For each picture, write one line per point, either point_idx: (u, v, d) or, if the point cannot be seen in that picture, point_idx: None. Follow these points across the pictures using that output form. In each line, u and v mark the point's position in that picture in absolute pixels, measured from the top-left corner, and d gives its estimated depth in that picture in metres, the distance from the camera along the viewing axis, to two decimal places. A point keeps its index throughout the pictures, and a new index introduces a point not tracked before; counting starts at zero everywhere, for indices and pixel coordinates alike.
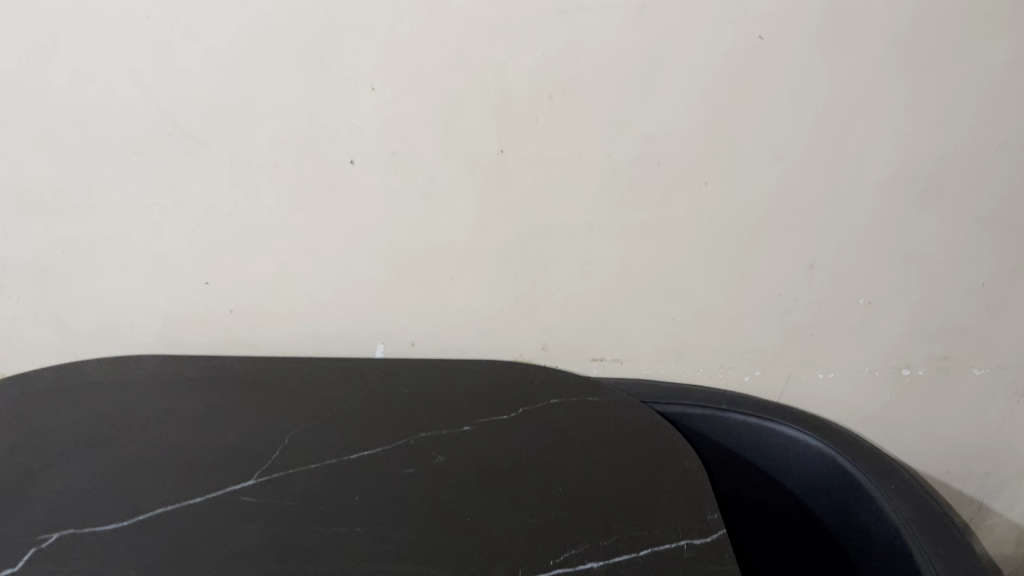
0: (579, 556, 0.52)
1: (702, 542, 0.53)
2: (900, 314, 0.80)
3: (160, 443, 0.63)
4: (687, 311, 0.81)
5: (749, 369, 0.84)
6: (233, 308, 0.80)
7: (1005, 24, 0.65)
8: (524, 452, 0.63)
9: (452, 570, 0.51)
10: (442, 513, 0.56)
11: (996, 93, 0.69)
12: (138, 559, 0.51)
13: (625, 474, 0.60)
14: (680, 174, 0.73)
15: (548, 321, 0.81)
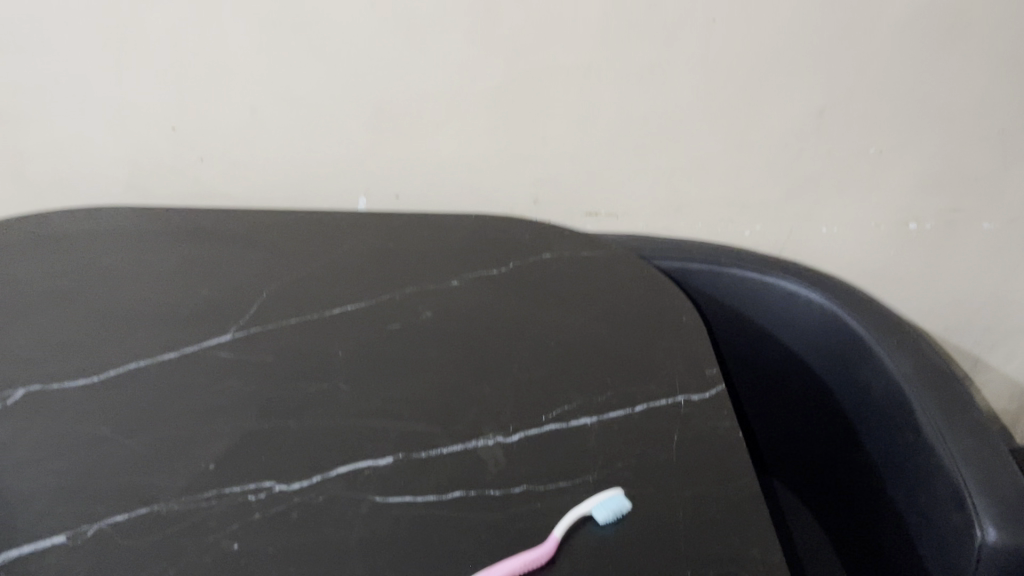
0: (571, 413, 0.50)
1: (699, 399, 0.51)
2: (911, 165, 0.76)
3: (129, 297, 0.60)
4: (687, 162, 0.76)
5: (750, 224, 0.81)
6: (203, 157, 0.75)
7: None
8: (515, 308, 0.60)
9: (439, 428, 0.49)
10: (429, 370, 0.54)
11: None
12: (111, 415, 0.49)
13: (621, 330, 0.58)
14: (685, 9, 0.66)
15: (540, 172, 0.77)
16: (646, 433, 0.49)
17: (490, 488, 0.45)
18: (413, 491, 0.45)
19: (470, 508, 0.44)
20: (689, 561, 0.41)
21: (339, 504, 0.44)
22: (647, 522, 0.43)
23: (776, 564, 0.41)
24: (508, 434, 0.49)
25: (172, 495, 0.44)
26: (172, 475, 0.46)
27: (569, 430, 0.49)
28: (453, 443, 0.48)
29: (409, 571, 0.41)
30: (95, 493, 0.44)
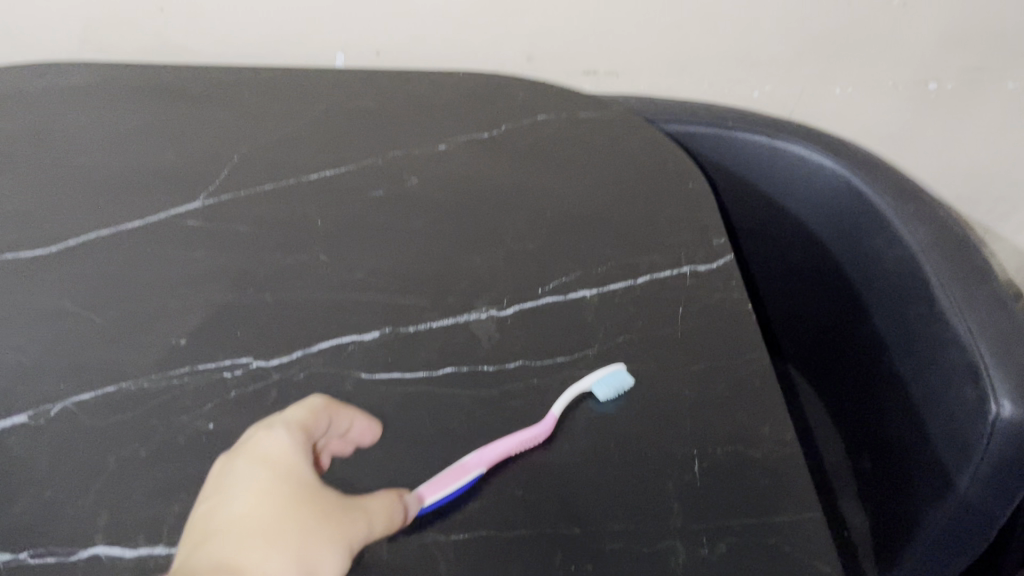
0: (569, 285, 0.47)
1: (706, 269, 0.48)
2: (937, 18, 0.70)
3: (88, 162, 0.55)
4: (695, 15, 0.70)
5: (759, 85, 0.75)
6: (163, 8, 0.68)
7: None
8: (508, 174, 0.56)
9: (428, 300, 0.46)
10: (416, 239, 0.50)
11: None
12: (73, 288, 0.46)
13: (622, 196, 0.54)
14: None
15: (534, 26, 0.71)
16: (650, 306, 0.45)
17: (483, 364, 0.42)
18: (401, 368, 0.42)
19: (462, 386, 0.41)
20: (696, 437, 0.39)
21: (321, 381, 0.41)
22: (651, 399, 0.40)
23: (788, 441, 0.38)
24: (502, 308, 0.45)
25: (140, 372, 0.41)
26: (139, 351, 0.42)
27: (567, 303, 0.46)
28: (444, 316, 0.45)
29: (399, 451, 0.38)
30: (57, 371, 0.41)
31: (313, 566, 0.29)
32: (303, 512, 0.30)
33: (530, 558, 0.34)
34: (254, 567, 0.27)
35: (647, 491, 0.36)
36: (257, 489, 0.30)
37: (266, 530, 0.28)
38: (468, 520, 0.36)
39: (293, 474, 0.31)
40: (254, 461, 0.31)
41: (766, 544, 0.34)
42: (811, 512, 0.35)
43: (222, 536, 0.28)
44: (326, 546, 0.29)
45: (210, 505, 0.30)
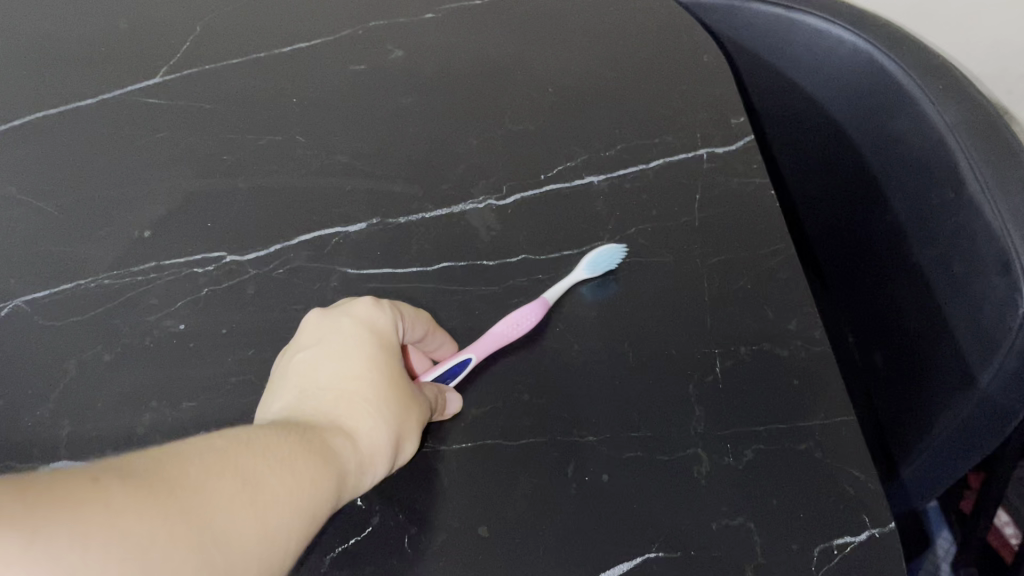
0: (575, 171, 0.43)
1: (725, 152, 0.43)
2: None
3: (31, 30, 0.49)
4: None
5: None
6: None
7: None
8: (504, 46, 0.50)
9: (419, 188, 0.42)
10: (404, 118, 0.45)
11: None
12: (21, 175, 0.41)
13: (632, 72, 0.49)
14: None
15: None
16: (664, 193, 0.41)
17: (482, 259, 0.39)
18: (392, 263, 0.38)
19: (459, 283, 0.38)
20: (716, 337, 0.35)
21: (303, 277, 0.37)
22: (667, 295, 0.37)
23: (817, 341, 0.35)
24: (501, 196, 0.41)
25: (101, 268, 0.37)
26: (98, 245, 0.38)
27: (572, 191, 0.41)
28: (438, 206, 0.41)
29: None
30: (8, 268, 0.37)
31: (404, 442, 0.29)
32: (403, 386, 0.30)
33: (539, 469, 0.31)
34: (362, 430, 0.28)
35: (665, 394, 0.33)
36: (363, 356, 0.30)
37: (373, 397, 0.29)
38: (471, 428, 0.33)
39: (394, 348, 0.31)
40: (359, 323, 0.31)
41: (795, 450, 0.32)
42: (843, 417, 0.32)
43: (327, 395, 0.28)
44: (416, 427, 0.30)
45: (310, 363, 0.30)
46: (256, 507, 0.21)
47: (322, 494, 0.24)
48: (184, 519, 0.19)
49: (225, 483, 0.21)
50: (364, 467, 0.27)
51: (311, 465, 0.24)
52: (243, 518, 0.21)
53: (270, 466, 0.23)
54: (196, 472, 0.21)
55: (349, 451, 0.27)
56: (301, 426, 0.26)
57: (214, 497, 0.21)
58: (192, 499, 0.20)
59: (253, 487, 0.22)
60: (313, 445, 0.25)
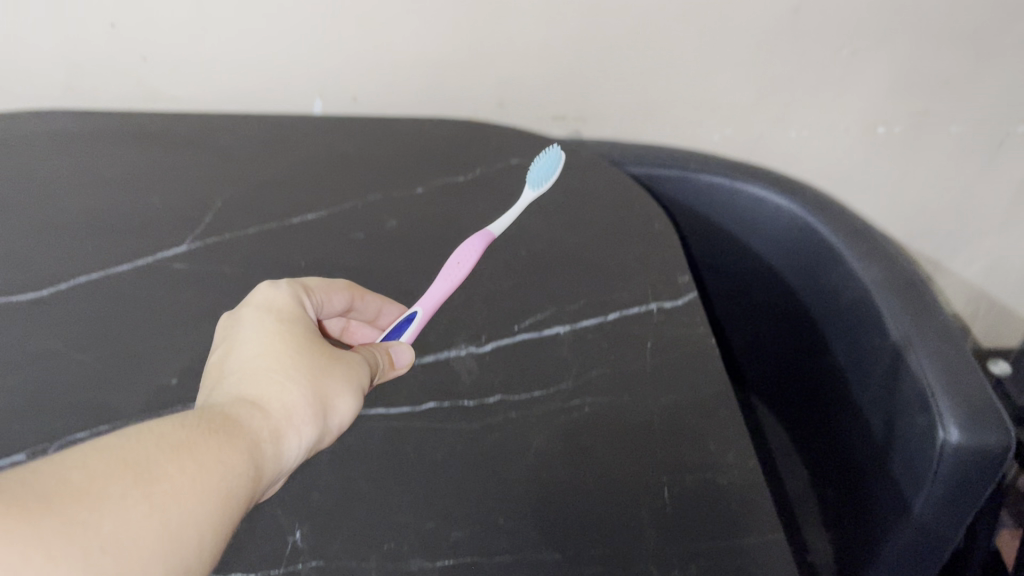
0: (544, 322, 0.49)
1: (672, 306, 0.50)
2: (883, 66, 0.75)
3: (76, 204, 0.57)
4: (657, 63, 0.74)
5: (720, 129, 0.80)
6: (146, 56, 0.72)
7: None
8: (485, 216, 0.59)
9: (410, 339, 0.48)
10: (398, 278, 0.53)
11: None
12: (66, 331, 0.47)
13: (594, 236, 0.57)
14: None
15: (504, 72, 0.75)
16: (621, 340, 0.48)
17: (463, 399, 0.45)
18: (386, 402, 0.44)
19: (443, 419, 0.43)
20: (665, 466, 0.41)
21: None
22: (622, 429, 0.43)
23: (750, 468, 0.41)
24: (480, 344, 0.48)
25: (134, 412, 0.43)
26: (131, 389, 0.44)
27: (542, 340, 0.48)
28: (425, 354, 0.47)
29: (387, 483, 0.40)
30: (54, 411, 0.42)
31: (324, 392, 0.38)
32: (310, 349, 0.39)
33: None
34: (274, 399, 0.36)
35: (620, 516, 0.39)
36: (268, 339, 0.39)
37: (281, 367, 0.37)
38: (453, 546, 0.37)
39: (294, 323, 0.40)
40: (261, 313, 0.40)
41: (732, 564, 0.37)
42: (774, 533, 0.38)
43: (241, 373, 0.37)
44: (333, 380, 0.39)
45: (227, 351, 0.39)
46: (147, 497, 0.28)
47: (228, 469, 0.31)
48: (64, 524, 0.25)
49: (119, 485, 0.28)
50: (279, 434, 0.35)
51: (214, 451, 0.31)
52: (136, 513, 0.27)
53: (167, 459, 0.30)
54: (82, 484, 0.27)
55: (263, 422, 0.35)
56: (214, 409, 0.34)
57: (99, 499, 0.27)
58: (76, 504, 0.26)
59: (147, 481, 0.28)
60: (224, 424, 0.33)
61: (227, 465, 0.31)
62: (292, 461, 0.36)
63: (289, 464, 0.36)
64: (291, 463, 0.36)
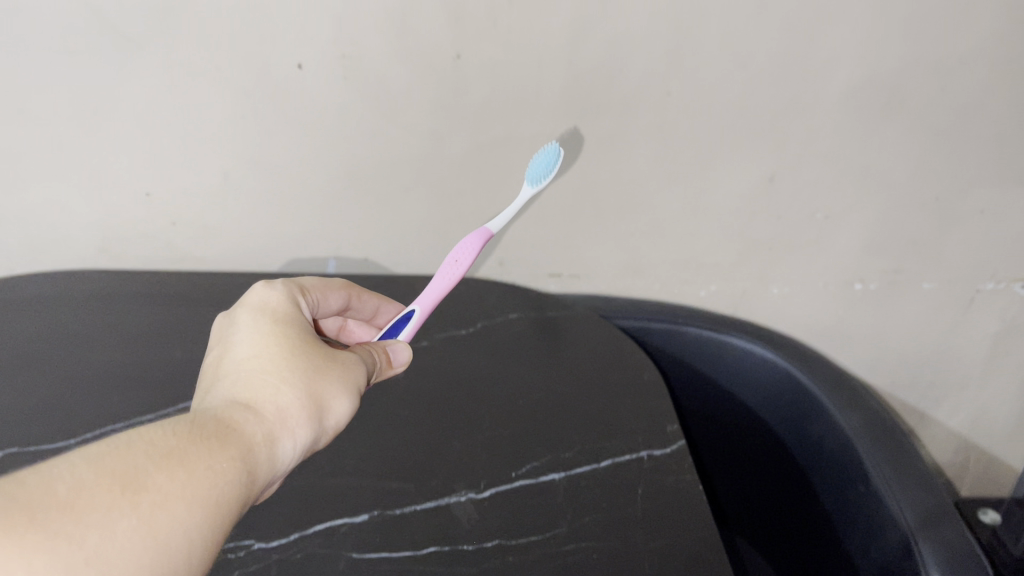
0: (541, 469, 0.52)
1: (663, 453, 0.54)
2: (856, 231, 0.83)
3: (105, 359, 0.62)
4: (647, 227, 0.83)
5: (705, 285, 0.88)
6: (176, 220, 0.78)
7: None
8: (486, 368, 0.63)
9: (414, 484, 0.51)
10: (403, 427, 0.56)
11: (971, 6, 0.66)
12: None
13: (588, 387, 0.61)
14: (643, 84, 0.70)
15: (505, 235, 0.82)
16: (614, 488, 0.51)
17: (463, 543, 0.47)
18: (389, 547, 0.47)
19: (443, 563, 0.46)
20: None
21: (315, 561, 0.46)
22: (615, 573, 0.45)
23: None
24: (479, 490, 0.50)
25: None
26: None
27: (538, 486, 0.51)
28: (427, 500, 0.50)
29: None
30: None
31: (317, 393, 0.43)
32: (303, 352, 0.45)
33: None
34: (271, 399, 0.41)
35: None
36: (263, 343, 0.45)
37: (276, 369, 0.43)
38: None
39: (287, 328, 0.46)
40: (256, 314, 0.47)
41: None
42: None
43: (238, 377, 0.43)
44: (327, 380, 0.44)
45: (224, 353, 0.45)
46: (135, 507, 0.31)
47: (220, 475, 0.36)
48: (50, 537, 0.29)
49: (108, 496, 0.31)
50: (273, 436, 0.40)
51: (204, 459, 0.36)
52: (123, 523, 0.31)
53: (156, 468, 0.33)
54: (72, 496, 0.30)
55: (258, 425, 0.40)
56: (211, 413, 0.39)
57: (82, 512, 0.30)
58: (64, 519, 0.30)
59: (137, 490, 0.32)
60: (221, 427, 0.38)
61: (215, 471, 0.35)
62: (287, 460, 0.41)
63: (285, 462, 0.41)
64: (287, 460, 0.41)
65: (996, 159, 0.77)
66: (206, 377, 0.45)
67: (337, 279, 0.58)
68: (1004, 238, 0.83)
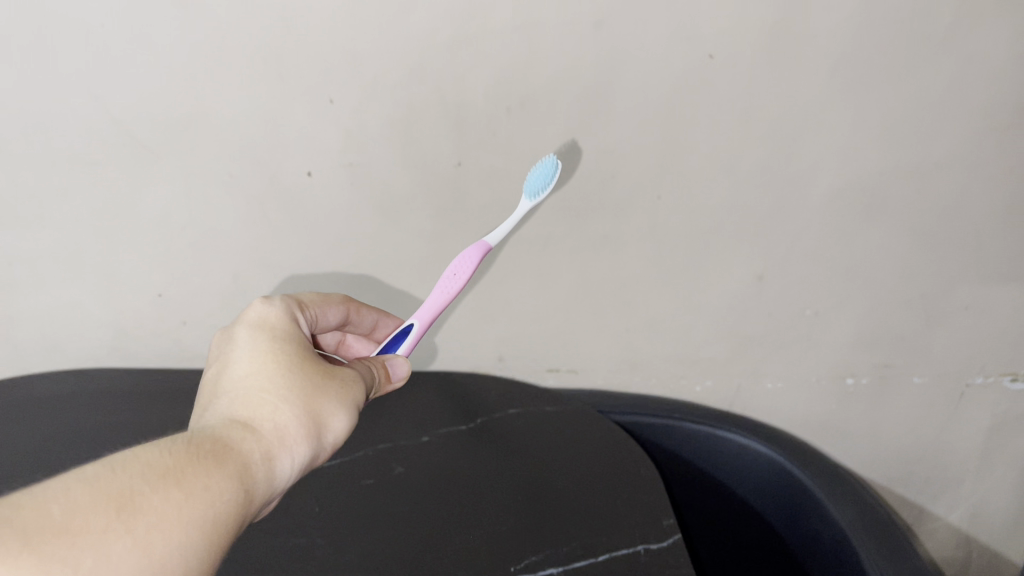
0: (539, 563, 0.53)
1: (659, 546, 0.55)
2: (845, 325, 0.85)
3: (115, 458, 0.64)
4: (642, 323, 0.85)
5: (701, 380, 0.90)
6: (186, 320, 0.81)
7: (952, 55, 0.67)
8: (485, 463, 0.65)
9: None
10: (404, 521, 0.57)
11: (941, 117, 0.71)
12: None
13: (585, 480, 0.62)
14: (634, 189, 0.73)
15: (504, 332, 0.85)
16: None
17: None
18: None
19: None
20: None
21: None
22: None
23: None
24: None
25: None
26: None
27: None
28: None
29: None
30: None
31: (314, 411, 0.48)
32: (300, 370, 0.49)
33: None
34: (270, 419, 0.46)
35: None
36: (261, 363, 0.49)
37: (275, 388, 0.47)
38: None
39: (285, 345, 0.51)
40: (252, 331, 0.52)
41: None
42: None
43: (238, 397, 0.47)
44: (324, 399, 0.49)
45: (223, 368, 0.50)
46: (129, 529, 0.35)
47: (216, 494, 0.40)
48: (47, 557, 0.33)
49: (102, 519, 0.35)
50: (272, 454, 0.44)
51: (200, 479, 0.39)
52: (118, 544, 0.35)
53: (151, 490, 0.37)
54: (66, 519, 0.34)
55: (257, 444, 0.44)
56: (212, 433, 0.44)
57: (78, 535, 0.34)
58: (60, 541, 0.33)
59: (132, 512, 0.36)
60: (221, 446, 0.42)
61: (211, 488, 0.39)
62: (285, 475, 0.45)
63: (284, 477, 0.45)
64: (286, 475, 0.45)
65: (977, 259, 0.80)
66: (209, 392, 0.49)
67: (337, 295, 0.63)
68: (991, 334, 0.85)
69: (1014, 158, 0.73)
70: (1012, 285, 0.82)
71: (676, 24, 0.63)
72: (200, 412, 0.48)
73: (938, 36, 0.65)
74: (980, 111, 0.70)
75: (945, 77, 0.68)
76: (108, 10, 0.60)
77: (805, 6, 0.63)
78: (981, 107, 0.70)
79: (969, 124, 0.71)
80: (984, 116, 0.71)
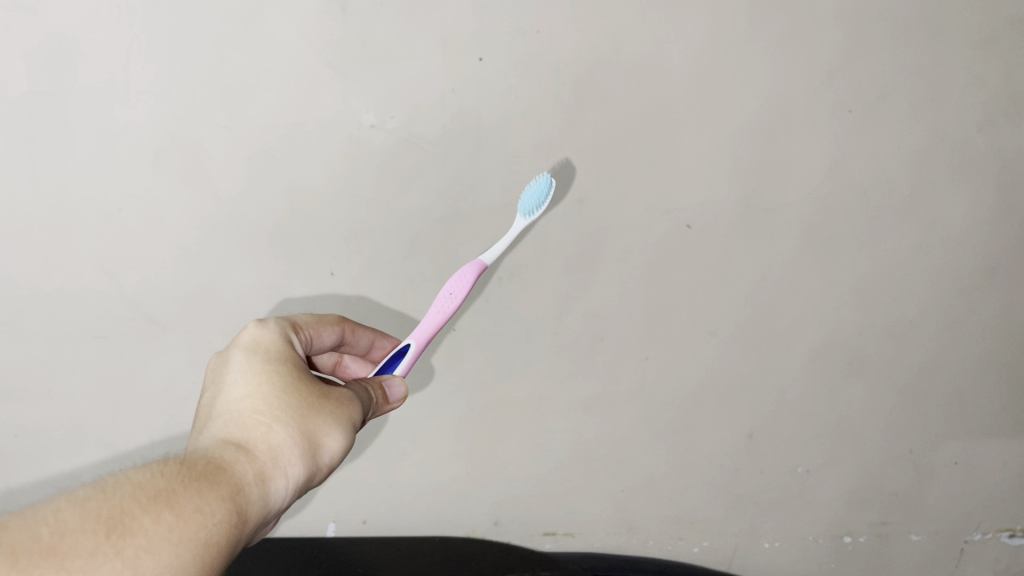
0: None
1: None
2: (838, 481, 0.86)
3: None
4: (637, 483, 0.86)
5: (698, 541, 0.90)
6: None
7: (913, 223, 0.72)
8: None
9: None
10: None
11: (909, 280, 0.75)
12: None
13: None
14: (623, 351, 0.76)
15: (500, 496, 0.85)
16: None
17: None
18: None
19: None
20: None
21: None
22: None
23: None
24: None
25: None
26: None
27: None
28: None
29: None
30: None
31: (310, 431, 0.49)
32: (296, 390, 0.51)
33: None
34: (264, 441, 0.48)
35: None
36: (255, 385, 0.51)
37: (269, 411, 0.49)
38: None
39: (279, 367, 0.52)
40: (246, 356, 0.53)
41: None
42: None
43: (234, 420, 0.49)
44: (320, 417, 0.50)
45: (219, 392, 0.52)
46: (115, 550, 0.38)
47: (208, 516, 0.42)
48: None
49: (89, 540, 0.38)
50: (266, 475, 0.46)
51: (191, 500, 0.42)
52: (104, 565, 0.38)
53: (139, 511, 0.40)
54: (55, 540, 0.38)
55: (250, 467, 0.46)
56: (207, 455, 0.46)
57: (67, 557, 0.37)
58: (47, 564, 0.37)
59: (121, 534, 0.39)
60: (214, 467, 0.45)
61: (201, 509, 0.42)
62: (281, 495, 0.47)
63: (280, 498, 0.47)
64: (282, 495, 0.47)
65: (960, 414, 0.83)
66: (205, 415, 0.51)
67: (331, 315, 0.62)
68: (982, 489, 0.87)
69: (984, 316, 0.77)
70: (997, 438, 0.84)
71: (653, 198, 0.68)
72: (197, 434, 0.50)
73: (899, 205, 0.71)
74: (946, 275, 0.75)
75: (909, 243, 0.73)
76: (129, 192, 0.65)
77: (771, 181, 0.68)
78: (946, 271, 0.74)
79: (938, 287, 0.75)
80: (949, 280, 0.75)
